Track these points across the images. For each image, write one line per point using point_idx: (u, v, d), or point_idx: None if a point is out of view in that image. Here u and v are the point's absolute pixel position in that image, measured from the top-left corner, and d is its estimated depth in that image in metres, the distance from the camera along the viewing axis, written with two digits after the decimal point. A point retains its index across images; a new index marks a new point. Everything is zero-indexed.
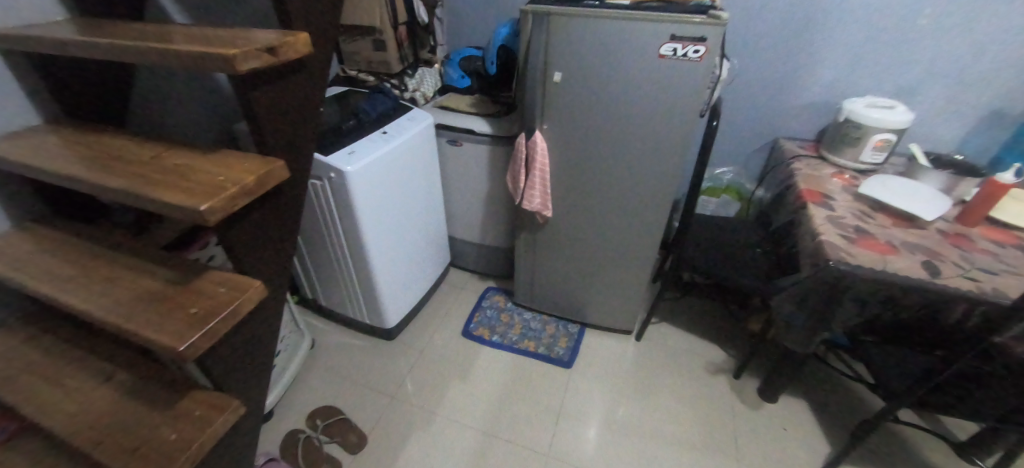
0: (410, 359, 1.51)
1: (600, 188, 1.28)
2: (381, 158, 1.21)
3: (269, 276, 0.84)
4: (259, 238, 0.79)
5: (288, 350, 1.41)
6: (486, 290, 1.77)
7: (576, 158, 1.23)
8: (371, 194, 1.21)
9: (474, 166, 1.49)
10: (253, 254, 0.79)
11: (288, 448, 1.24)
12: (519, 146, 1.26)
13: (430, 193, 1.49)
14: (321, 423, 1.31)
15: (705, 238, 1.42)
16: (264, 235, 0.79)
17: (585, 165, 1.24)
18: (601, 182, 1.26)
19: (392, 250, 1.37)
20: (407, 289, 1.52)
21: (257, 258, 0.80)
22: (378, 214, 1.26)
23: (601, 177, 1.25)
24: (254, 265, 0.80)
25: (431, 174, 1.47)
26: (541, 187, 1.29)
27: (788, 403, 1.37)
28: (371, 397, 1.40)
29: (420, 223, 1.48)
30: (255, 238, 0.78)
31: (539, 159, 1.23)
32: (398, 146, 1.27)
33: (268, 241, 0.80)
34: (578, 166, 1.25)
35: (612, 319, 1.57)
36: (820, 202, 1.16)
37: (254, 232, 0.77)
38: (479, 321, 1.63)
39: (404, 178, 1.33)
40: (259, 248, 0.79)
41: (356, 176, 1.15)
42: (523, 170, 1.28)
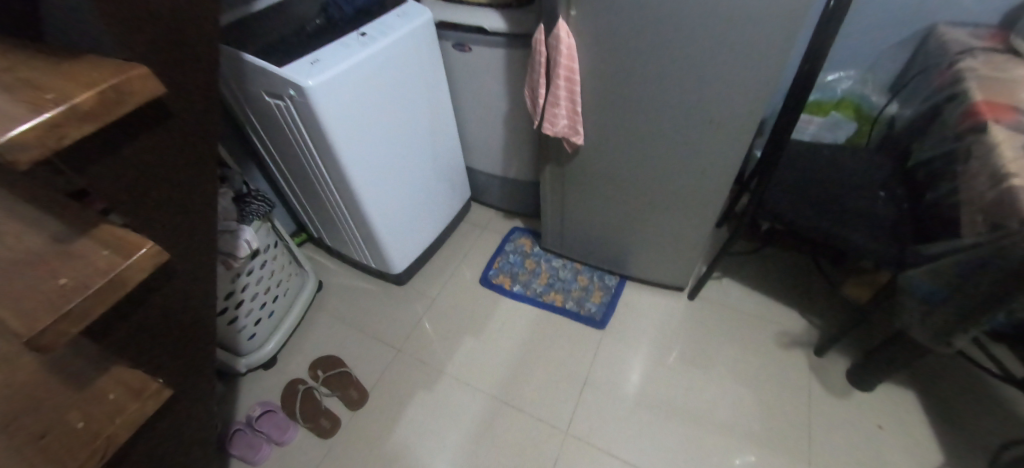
0: (420, 308, 1.35)
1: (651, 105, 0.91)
2: (358, 70, 0.94)
3: (179, 227, 0.64)
4: (145, 182, 0.57)
5: (288, 293, 1.29)
6: (511, 230, 1.51)
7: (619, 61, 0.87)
8: (347, 119, 0.96)
9: (488, 77, 1.17)
10: (141, 201, 0.58)
11: (288, 399, 1.16)
12: (539, 46, 0.91)
13: (434, 114, 1.21)
14: (322, 374, 1.20)
15: (798, 174, 1.03)
16: (153, 175, 0.58)
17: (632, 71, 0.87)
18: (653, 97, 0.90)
19: (388, 186, 1.15)
20: (414, 229, 1.32)
21: (149, 205, 0.59)
22: (361, 143, 1.02)
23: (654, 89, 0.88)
24: (146, 216, 0.60)
25: (434, 90, 1.17)
26: (568, 104, 0.96)
27: (888, 392, 1.05)
28: (376, 347, 1.27)
29: (422, 152, 1.23)
30: (139, 183, 0.57)
31: (564, 62, 0.89)
32: (381, 53, 0.97)
33: (160, 182, 0.59)
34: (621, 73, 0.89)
35: (660, 272, 1.27)
36: (1010, 122, 0.73)
37: (136, 176, 0.56)
38: (500, 268, 1.41)
39: (393, 96, 1.06)
40: (150, 193, 0.59)
41: (321, 95, 0.89)
42: (544, 81, 0.95)
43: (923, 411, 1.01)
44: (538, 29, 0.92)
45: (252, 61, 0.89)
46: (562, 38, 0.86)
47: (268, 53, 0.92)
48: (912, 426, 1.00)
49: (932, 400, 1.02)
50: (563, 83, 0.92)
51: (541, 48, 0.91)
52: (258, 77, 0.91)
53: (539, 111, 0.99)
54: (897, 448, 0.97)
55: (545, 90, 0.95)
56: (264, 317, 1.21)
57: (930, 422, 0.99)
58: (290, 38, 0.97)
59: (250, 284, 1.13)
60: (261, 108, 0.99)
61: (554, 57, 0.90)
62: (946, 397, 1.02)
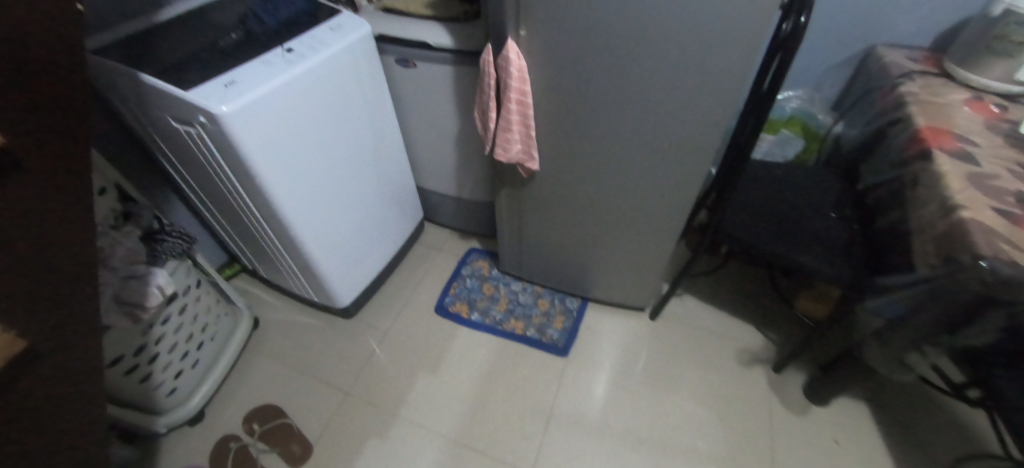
0: (370, 343, 1.24)
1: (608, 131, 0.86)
2: (282, 91, 0.82)
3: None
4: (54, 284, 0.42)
5: (217, 335, 1.15)
6: (468, 252, 1.44)
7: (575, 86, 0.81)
8: (272, 146, 0.85)
9: (436, 95, 1.09)
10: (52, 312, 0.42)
11: (218, 460, 1.03)
12: (487, 67, 0.84)
13: (376, 135, 1.12)
14: (258, 427, 1.08)
15: (754, 194, 1.02)
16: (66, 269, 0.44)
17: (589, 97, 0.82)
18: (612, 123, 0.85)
19: (325, 215, 1.05)
20: (359, 257, 1.22)
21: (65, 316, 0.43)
22: (290, 172, 0.91)
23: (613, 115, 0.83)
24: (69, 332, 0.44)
25: (375, 109, 1.08)
26: (521, 129, 0.89)
27: (844, 406, 1.07)
28: (321, 392, 1.15)
29: (365, 176, 1.13)
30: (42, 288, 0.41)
31: (515, 85, 0.82)
32: (311, 72, 0.87)
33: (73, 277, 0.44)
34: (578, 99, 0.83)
35: (622, 294, 1.24)
36: (953, 150, 0.74)
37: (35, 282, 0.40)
38: (456, 294, 1.32)
39: (328, 118, 0.95)
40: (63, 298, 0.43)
41: (239, 122, 0.77)
42: (494, 104, 0.87)
43: (876, 425, 1.03)
44: (485, 48, 0.85)
45: (152, 83, 0.76)
46: (512, 61, 0.79)
47: (173, 73, 0.79)
48: (867, 440, 1.01)
49: (884, 413, 1.05)
50: (515, 106, 0.85)
51: (489, 69, 0.83)
52: (161, 101, 0.78)
53: (490, 136, 0.91)
54: (855, 464, 0.99)
55: (495, 113, 0.88)
56: (187, 368, 1.07)
57: (883, 437, 1.02)
58: (201, 55, 0.84)
59: (167, 333, 0.99)
60: (169, 133, 0.86)
61: (504, 79, 0.83)
62: (897, 409, 1.05)
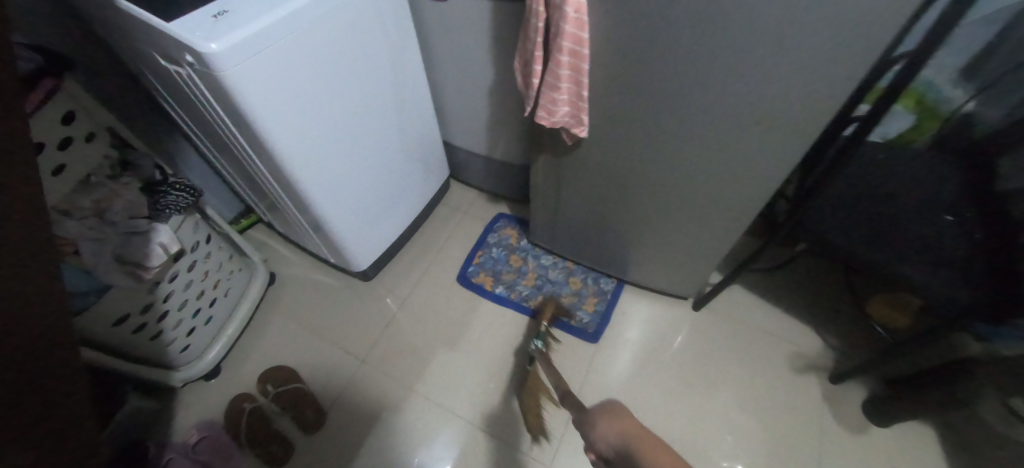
0: (388, 310, 1.17)
1: (682, 100, 0.69)
2: (285, 27, 0.68)
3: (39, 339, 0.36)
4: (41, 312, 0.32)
5: (231, 291, 1.10)
6: (496, 217, 1.31)
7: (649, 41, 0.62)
8: (272, 93, 0.72)
9: (470, 37, 0.92)
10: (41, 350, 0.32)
11: (232, 419, 1.00)
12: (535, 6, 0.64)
13: (397, 81, 0.97)
14: (272, 389, 1.04)
15: (851, 184, 0.84)
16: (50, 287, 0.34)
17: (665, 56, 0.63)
18: (690, 91, 0.67)
19: (339, 172, 0.94)
20: (376, 217, 1.12)
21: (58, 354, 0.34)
22: (295, 124, 0.79)
23: (693, 81, 0.65)
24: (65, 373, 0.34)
25: (396, 51, 0.93)
26: (571, 87, 0.71)
27: (908, 429, 0.95)
28: (336, 358, 1.10)
29: (382, 129, 1.00)
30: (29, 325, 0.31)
31: (567, 31, 0.63)
32: (319, 4, 0.72)
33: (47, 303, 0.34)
34: (650, 57, 0.65)
35: (665, 280, 1.11)
36: None
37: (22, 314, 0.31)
38: (481, 264, 1.22)
39: (340, 61, 0.81)
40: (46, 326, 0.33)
41: (231, 64, 0.64)
42: (541, 55, 0.68)
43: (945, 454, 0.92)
44: None
45: (129, 11, 0.63)
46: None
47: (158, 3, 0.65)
48: None
49: (956, 442, 0.92)
50: (567, 58, 0.66)
51: (538, 9, 0.63)
52: (142, 34, 0.65)
53: (535, 96, 0.73)
54: None
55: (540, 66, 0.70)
56: (200, 324, 1.02)
57: None
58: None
59: (175, 291, 0.93)
60: (159, 72, 0.74)
61: (554, 22, 0.63)
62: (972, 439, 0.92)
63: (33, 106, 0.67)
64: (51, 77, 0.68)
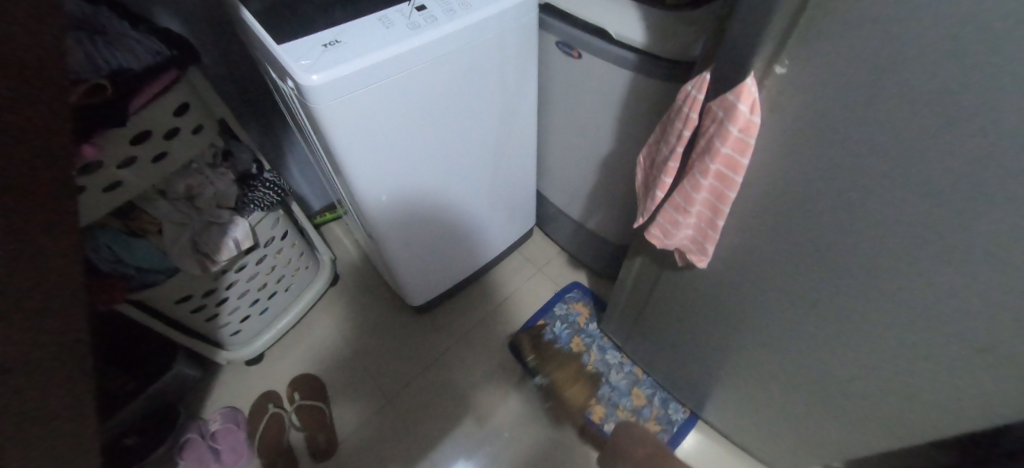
0: (430, 353, 1.10)
1: (860, 279, 0.49)
2: (393, 65, 0.62)
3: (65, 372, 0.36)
4: (49, 321, 0.33)
5: (293, 288, 1.10)
6: (571, 285, 1.17)
7: (839, 198, 0.44)
8: (364, 129, 0.67)
9: (596, 101, 0.79)
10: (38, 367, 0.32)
11: (254, 417, 1.00)
12: (686, 111, 0.49)
13: (503, 128, 0.88)
14: (298, 398, 1.02)
15: None
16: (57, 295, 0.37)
17: (859, 223, 0.44)
18: (878, 274, 0.47)
19: (416, 211, 0.88)
20: (445, 257, 1.04)
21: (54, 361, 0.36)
22: (381, 160, 0.73)
23: (887, 266, 0.45)
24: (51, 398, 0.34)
25: (509, 98, 0.83)
26: (705, 213, 0.54)
27: None
28: (366, 389, 1.05)
29: (474, 173, 0.92)
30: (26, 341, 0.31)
31: (721, 156, 0.47)
32: (437, 45, 0.64)
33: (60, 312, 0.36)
34: (832, 215, 0.46)
35: (752, 438, 0.89)
36: None
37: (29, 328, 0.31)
38: (539, 337, 1.10)
39: (445, 103, 0.74)
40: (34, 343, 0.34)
41: (327, 99, 0.59)
42: (676, 168, 0.53)
43: None
44: (692, 76, 0.50)
45: (250, 25, 0.61)
46: (738, 116, 0.43)
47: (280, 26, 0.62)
48: None
49: None
50: (710, 182, 0.50)
51: (691, 115, 0.48)
52: (258, 48, 0.63)
53: (654, 209, 0.57)
54: None
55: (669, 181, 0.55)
56: (255, 314, 1.03)
57: None
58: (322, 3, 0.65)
59: (239, 281, 0.94)
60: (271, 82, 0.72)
61: (708, 137, 0.47)
62: None
63: (135, 107, 0.63)
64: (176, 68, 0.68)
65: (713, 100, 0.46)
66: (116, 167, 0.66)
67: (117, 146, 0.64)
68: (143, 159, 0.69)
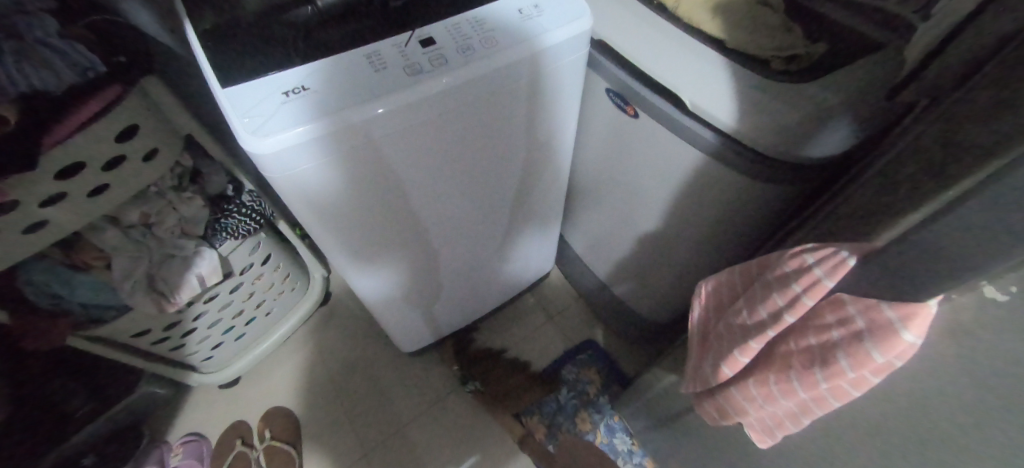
0: (418, 401, 0.98)
1: None
2: (377, 123, 0.46)
3: None
4: None
5: (276, 312, 0.98)
6: (584, 343, 1.03)
7: None
8: (338, 191, 0.52)
9: (648, 170, 0.61)
10: None
11: (221, 453, 0.92)
12: (793, 286, 0.32)
13: (524, 178, 0.71)
14: (269, 436, 0.93)
15: None
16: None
17: None
18: None
19: (405, 266, 0.73)
20: (443, 305, 0.90)
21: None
22: (361, 220, 0.58)
23: None
24: None
25: (537, 148, 0.66)
26: (781, 416, 0.37)
27: None
28: (343, 436, 0.94)
29: (484, 225, 0.75)
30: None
31: (841, 379, 0.29)
32: (441, 97, 0.48)
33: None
34: None
35: None
36: None
37: None
38: (539, 402, 0.97)
39: (449, 159, 0.57)
40: None
41: (280, 163, 0.44)
42: (758, 350, 0.35)
43: None
44: (818, 244, 0.31)
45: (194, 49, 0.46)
46: (895, 345, 0.26)
47: (241, 50, 0.46)
48: None
49: None
50: (809, 397, 0.33)
51: (805, 300, 0.31)
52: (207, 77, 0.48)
53: (714, 384, 0.40)
54: None
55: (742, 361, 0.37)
56: (229, 340, 0.93)
57: None
58: (302, 22, 0.49)
59: (208, 311, 0.83)
60: None
61: (826, 341, 0.30)
62: None
63: (57, 139, 0.50)
64: (117, 84, 0.54)
65: (848, 292, 0.29)
66: (39, 205, 0.53)
67: (36, 182, 0.51)
68: (77, 194, 0.56)
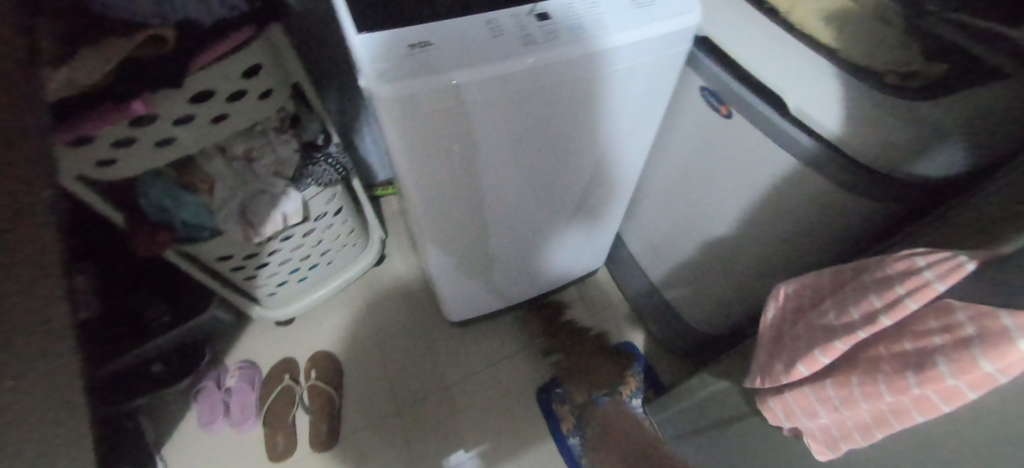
0: (455, 369, 1.01)
1: None
2: (488, 85, 0.49)
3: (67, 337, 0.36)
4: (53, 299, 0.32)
5: (337, 262, 1.04)
6: (624, 344, 1.03)
7: None
8: (434, 145, 0.54)
9: (728, 174, 0.62)
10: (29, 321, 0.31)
11: (268, 383, 0.98)
12: (895, 288, 0.32)
13: (599, 165, 0.72)
14: (313, 376, 0.98)
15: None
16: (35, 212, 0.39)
17: None
18: None
19: (470, 233, 0.75)
20: (494, 281, 0.92)
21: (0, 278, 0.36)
22: (445, 178, 0.61)
23: None
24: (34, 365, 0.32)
25: (618, 138, 0.67)
26: (859, 424, 0.36)
27: None
28: (380, 388, 0.99)
29: (550, 207, 0.77)
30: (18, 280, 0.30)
31: (935, 385, 0.29)
32: (549, 70, 0.50)
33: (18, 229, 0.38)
34: None
35: None
36: None
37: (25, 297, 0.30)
38: (571, 393, 0.97)
39: (536, 133, 0.60)
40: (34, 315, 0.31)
41: (394, 108, 0.47)
42: (842, 351, 0.35)
43: None
44: (939, 253, 0.30)
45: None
46: (1004, 357, 0.25)
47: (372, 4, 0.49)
48: None
49: None
50: (897, 403, 0.32)
51: (908, 304, 0.30)
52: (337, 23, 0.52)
53: (785, 382, 0.40)
54: None
55: (821, 361, 0.37)
56: (293, 280, 0.99)
57: None
58: None
59: (282, 249, 0.89)
60: None
61: (925, 347, 0.30)
62: None
63: (199, 66, 0.56)
64: (251, 26, 0.60)
65: (959, 299, 0.29)
66: (172, 123, 0.60)
67: (174, 102, 0.58)
68: (203, 119, 0.62)
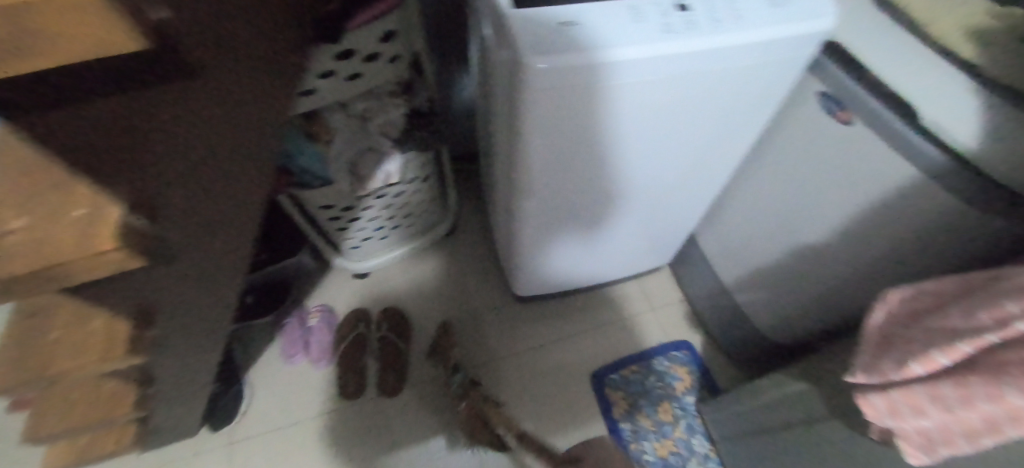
0: (515, 342, 1.06)
1: None
2: (627, 68, 0.51)
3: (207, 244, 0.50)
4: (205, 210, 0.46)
5: (416, 226, 1.11)
6: (681, 341, 1.05)
7: None
8: (560, 122, 0.57)
9: (834, 182, 0.63)
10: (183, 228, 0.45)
11: (341, 328, 1.06)
12: None
13: (697, 161, 0.73)
14: (383, 328, 1.05)
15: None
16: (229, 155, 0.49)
17: None
18: None
19: (560, 212, 0.79)
20: (566, 262, 0.96)
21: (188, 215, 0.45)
22: (557, 156, 0.64)
23: None
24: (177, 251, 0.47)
25: (724, 136, 0.69)
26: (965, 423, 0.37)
27: None
28: (444, 348, 1.05)
29: (639, 196, 0.79)
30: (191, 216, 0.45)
31: None
32: (686, 58, 0.52)
33: (229, 174, 0.45)
34: None
35: None
36: None
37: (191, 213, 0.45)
38: (626, 382, 1.01)
39: (650, 122, 0.62)
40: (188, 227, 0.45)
41: (541, 83, 0.50)
42: (964, 352, 0.36)
43: None
44: None
45: None
46: None
47: None
48: None
49: None
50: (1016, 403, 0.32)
51: None
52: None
53: (893, 377, 0.42)
54: None
55: (936, 359, 0.38)
56: (376, 237, 1.06)
57: None
58: None
59: (375, 205, 0.96)
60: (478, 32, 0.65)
61: None
62: None
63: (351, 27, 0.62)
64: None
65: None
66: (316, 76, 0.66)
67: (323, 58, 0.64)
68: (340, 75, 0.68)
